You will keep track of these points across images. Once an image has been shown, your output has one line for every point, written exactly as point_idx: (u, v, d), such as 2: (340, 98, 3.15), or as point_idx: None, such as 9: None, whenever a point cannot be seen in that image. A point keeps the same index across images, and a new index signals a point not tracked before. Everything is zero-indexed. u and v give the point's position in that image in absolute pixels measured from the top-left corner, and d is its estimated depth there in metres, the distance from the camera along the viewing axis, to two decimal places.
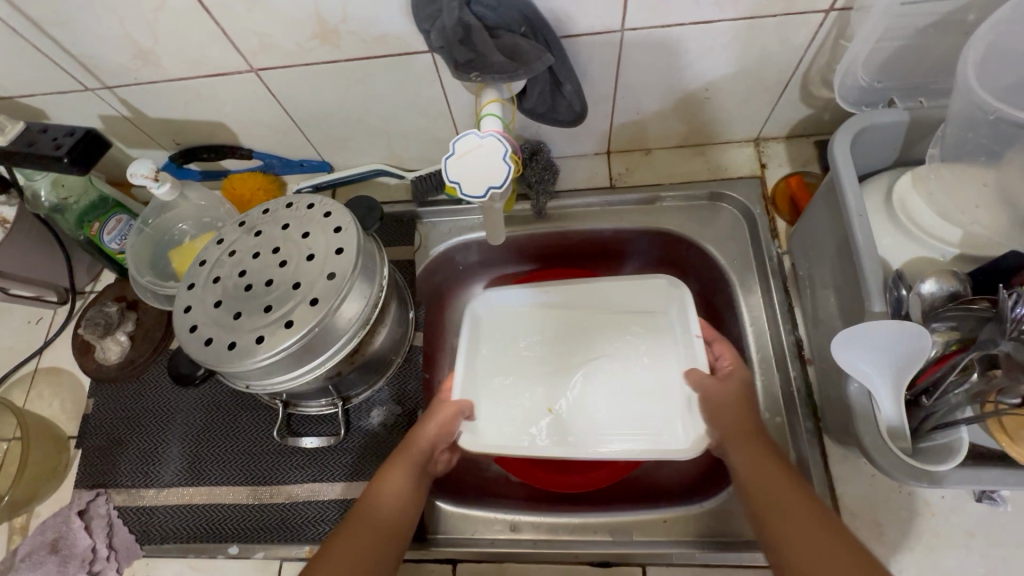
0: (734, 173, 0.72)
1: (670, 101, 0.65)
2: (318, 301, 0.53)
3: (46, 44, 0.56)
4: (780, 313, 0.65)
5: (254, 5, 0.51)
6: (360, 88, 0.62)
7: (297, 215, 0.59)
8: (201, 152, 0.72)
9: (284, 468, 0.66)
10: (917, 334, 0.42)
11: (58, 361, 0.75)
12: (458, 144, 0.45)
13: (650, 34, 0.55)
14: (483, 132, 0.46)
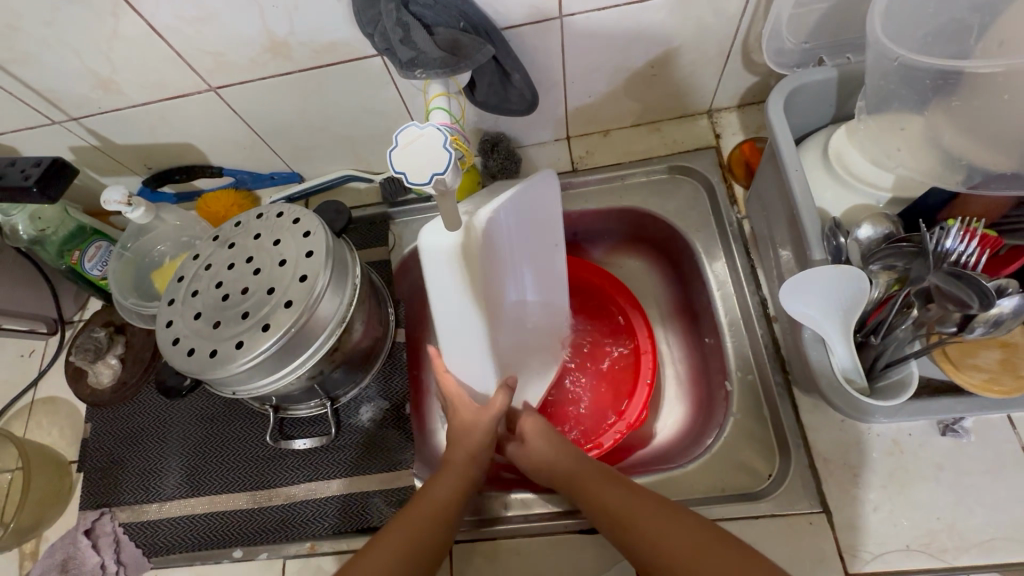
0: (691, 145, 0.74)
1: (619, 80, 0.67)
2: (292, 303, 0.55)
3: (7, 82, 0.58)
4: (744, 276, 0.67)
5: (203, 25, 0.53)
6: (318, 97, 0.64)
7: (268, 224, 0.61)
8: (172, 174, 0.74)
9: (280, 470, 0.68)
10: (856, 278, 0.44)
11: (53, 390, 0.76)
12: (399, 135, 0.46)
13: (588, 17, 0.57)
14: (426, 123, 0.47)
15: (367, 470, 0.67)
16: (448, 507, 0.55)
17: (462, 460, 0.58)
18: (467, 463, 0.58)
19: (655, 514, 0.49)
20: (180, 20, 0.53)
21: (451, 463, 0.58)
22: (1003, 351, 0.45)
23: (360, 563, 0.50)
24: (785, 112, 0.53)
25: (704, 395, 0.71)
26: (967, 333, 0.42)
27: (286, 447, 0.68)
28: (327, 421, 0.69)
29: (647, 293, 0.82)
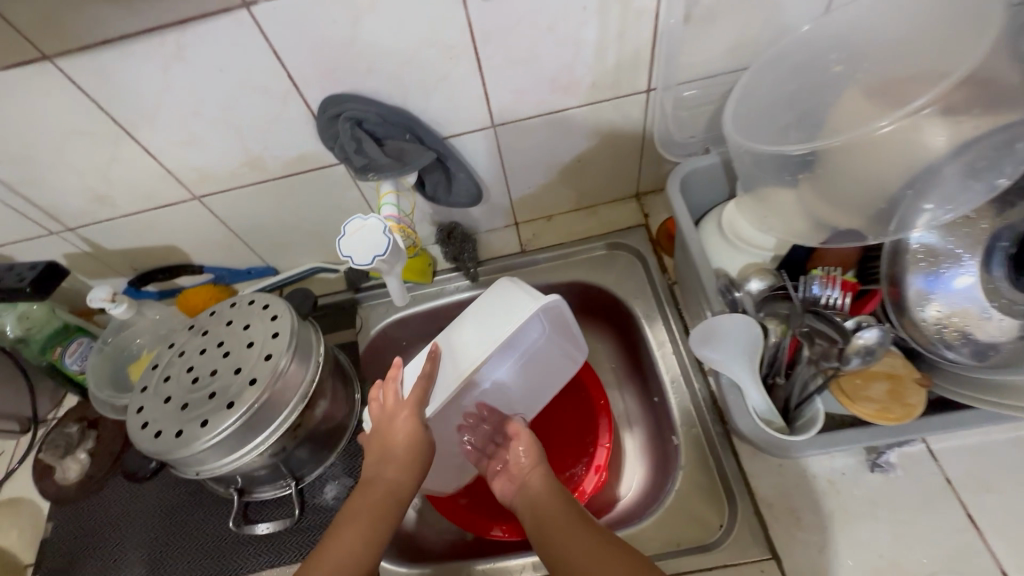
0: (624, 225, 0.84)
1: (554, 173, 0.78)
2: (256, 380, 0.59)
3: (14, 200, 0.67)
4: (679, 335, 0.73)
5: (190, 146, 0.63)
6: (290, 201, 0.74)
7: (240, 311, 0.67)
8: (155, 274, 0.81)
9: (242, 558, 0.68)
10: (731, 321, 0.51)
11: (17, 491, 0.76)
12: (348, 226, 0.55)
13: (517, 125, 0.69)
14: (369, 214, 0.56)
15: None
16: (349, 561, 0.52)
17: (378, 507, 0.56)
18: (381, 511, 0.56)
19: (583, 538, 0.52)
20: (171, 144, 0.63)
21: (360, 513, 0.55)
22: (889, 381, 0.50)
23: None
24: (683, 191, 0.63)
25: (660, 453, 0.74)
26: (846, 363, 0.48)
27: (249, 532, 0.68)
28: (291, 502, 0.70)
29: (601, 361, 0.87)
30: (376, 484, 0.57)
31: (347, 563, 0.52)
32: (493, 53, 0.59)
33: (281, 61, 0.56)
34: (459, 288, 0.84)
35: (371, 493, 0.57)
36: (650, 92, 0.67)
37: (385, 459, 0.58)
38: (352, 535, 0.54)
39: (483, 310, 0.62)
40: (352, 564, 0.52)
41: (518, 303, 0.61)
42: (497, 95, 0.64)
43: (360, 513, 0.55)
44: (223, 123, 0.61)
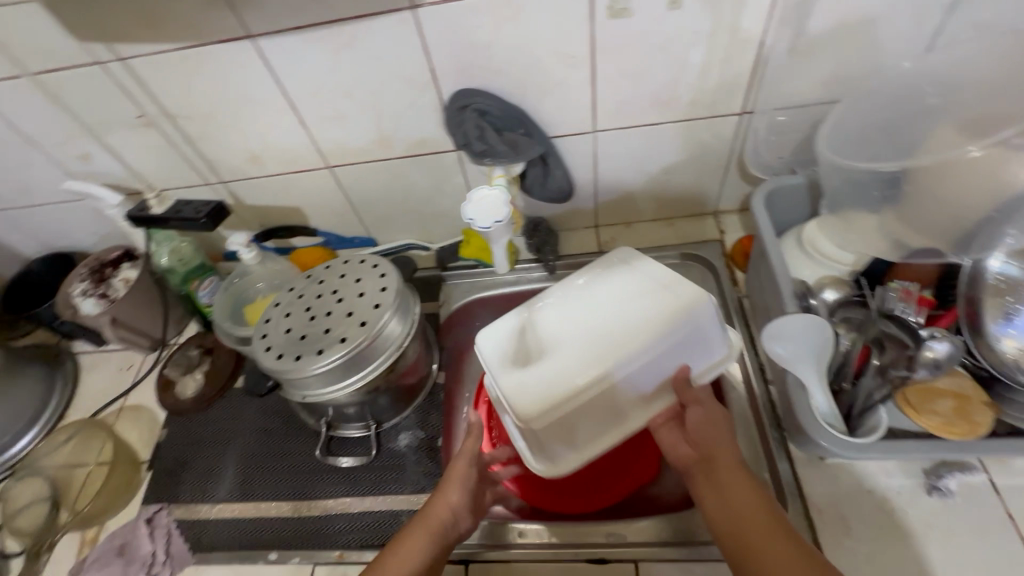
0: (699, 238, 0.89)
1: (640, 182, 0.85)
2: (367, 323, 0.69)
3: (187, 152, 0.79)
4: (744, 344, 0.77)
5: (337, 121, 0.75)
6: (404, 179, 0.84)
7: (353, 267, 0.77)
8: (277, 231, 0.91)
9: (323, 483, 0.76)
10: (794, 321, 0.56)
11: (140, 399, 0.89)
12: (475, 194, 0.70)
13: (615, 133, 0.76)
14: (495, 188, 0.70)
15: (396, 488, 0.75)
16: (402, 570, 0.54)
17: (438, 521, 0.58)
18: (441, 526, 0.58)
19: (754, 518, 0.51)
20: (322, 118, 0.74)
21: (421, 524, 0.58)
22: (955, 400, 0.53)
23: None
24: (766, 206, 0.68)
25: None
26: (916, 373, 0.54)
27: (331, 463, 0.77)
28: (369, 444, 0.79)
29: None
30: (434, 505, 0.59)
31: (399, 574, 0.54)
32: (607, 66, 0.67)
33: (428, 57, 0.66)
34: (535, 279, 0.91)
35: (428, 511, 0.59)
36: (743, 115, 0.73)
37: (444, 487, 0.60)
38: (414, 544, 0.56)
39: (597, 280, 0.65)
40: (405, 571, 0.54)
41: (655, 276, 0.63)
42: (604, 103, 0.72)
43: (421, 522, 0.58)
44: (369, 105, 0.72)
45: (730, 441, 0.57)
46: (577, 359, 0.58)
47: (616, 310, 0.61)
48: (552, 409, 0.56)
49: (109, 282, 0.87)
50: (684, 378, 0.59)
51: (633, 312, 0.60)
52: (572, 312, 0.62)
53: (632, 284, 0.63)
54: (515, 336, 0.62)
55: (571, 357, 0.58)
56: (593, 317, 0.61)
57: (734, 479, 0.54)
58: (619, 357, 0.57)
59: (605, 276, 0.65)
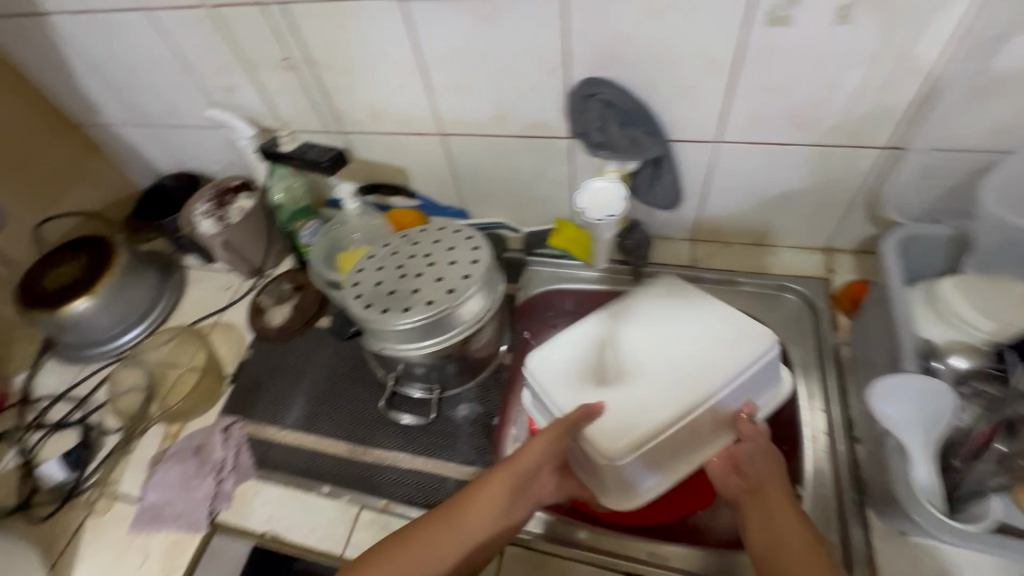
0: (803, 273, 0.84)
1: (752, 202, 0.80)
2: (454, 290, 0.70)
3: (318, 100, 0.84)
4: (833, 394, 0.71)
5: (461, 91, 0.76)
6: (511, 158, 0.84)
7: (447, 235, 0.79)
8: (381, 187, 0.94)
9: (380, 434, 0.79)
10: (902, 381, 0.52)
11: (233, 318, 0.97)
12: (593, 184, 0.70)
13: (740, 147, 0.72)
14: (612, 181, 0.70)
15: (446, 454, 0.77)
16: (468, 518, 0.54)
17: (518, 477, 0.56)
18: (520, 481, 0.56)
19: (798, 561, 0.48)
20: (448, 86, 0.76)
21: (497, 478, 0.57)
22: None
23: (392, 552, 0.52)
24: (898, 252, 0.62)
25: None
26: None
27: (392, 417, 0.80)
28: (429, 406, 0.81)
29: None
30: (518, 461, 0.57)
31: (466, 521, 0.54)
32: (750, 76, 0.64)
33: (566, 41, 0.66)
34: (617, 283, 0.89)
35: (510, 466, 0.57)
36: (889, 150, 0.67)
37: (534, 445, 0.57)
38: (488, 495, 0.55)
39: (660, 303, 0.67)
40: (470, 521, 0.54)
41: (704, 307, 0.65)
42: (736, 114, 0.68)
43: (499, 476, 0.56)
44: (495, 80, 0.73)
45: (780, 474, 0.56)
46: (651, 393, 0.59)
47: (677, 343, 0.62)
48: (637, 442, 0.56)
49: (227, 207, 0.94)
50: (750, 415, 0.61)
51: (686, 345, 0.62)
52: (629, 341, 0.64)
53: (684, 314, 0.65)
54: (578, 359, 0.63)
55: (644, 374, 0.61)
56: (659, 357, 0.62)
57: (786, 521, 0.52)
58: (697, 388, 0.58)
59: (654, 304, 0.67)
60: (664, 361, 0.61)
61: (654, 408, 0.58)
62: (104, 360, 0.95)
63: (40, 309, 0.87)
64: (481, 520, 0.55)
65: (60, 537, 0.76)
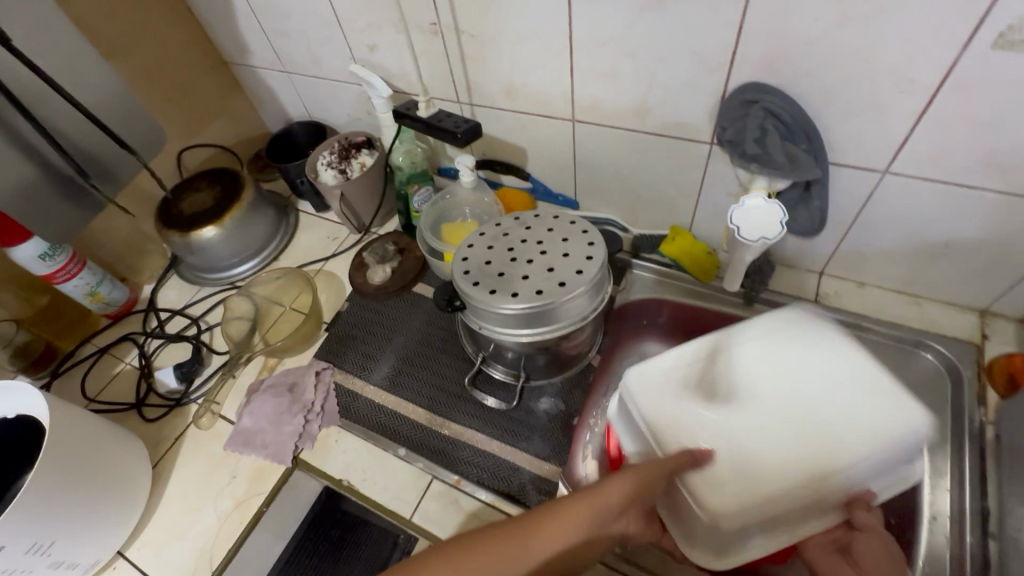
0: (950, 333, 0.74)
1: (906, 245, 0.71)
2: (565, 284, 0.68)
3: (456, 68, 0.83)
4: (969, 477, 0.63)
5: (606, 79, 0.72)
6: (640, 155, 0.80)
7: (561, 224, 0.77)
8: (496, 164, 0.94)
9: (460, 410, 0.80)
10: None
11: (336, 269, 1.00)
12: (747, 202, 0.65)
13: (913, 182, 0.64)
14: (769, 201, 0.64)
15: (522, 444, 0.76)
16: (539, 545, 0.47)
17: (600, 515, 0.50)
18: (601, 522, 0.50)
19: None
20: (593, 72, 0.72)
21: (577, 509, 0.50)
22: None
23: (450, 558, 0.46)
24: None
25: None
26: None
27: (474, 395, 0.80)
28: (512, 392, 0.80)
29: None
30: (602, 496, 0.50)
31: (538, 547, 0.47)
32: (951, 105, 0.56)
33: (738, 39, 0.60)
34: (723, 307, 0.84)
35: (592, 499, 0.50)
36: None
37: (622, 484, 0.51)
38: (564, 526, 0.49)
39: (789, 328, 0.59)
40: (541, 548, 0.47)
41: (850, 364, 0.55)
42: (919, 145, 0.60)
43: (578, 507, 0.50)
44: (646, 71, 0.69)
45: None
46: (773, 451, 0.51)
47: (812, 395, 0.54)
48: (749, 506, 0.49)
49: (350, 161, 0.96)
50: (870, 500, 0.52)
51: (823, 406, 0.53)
52: (754, 381, 0.55)
53: (825, 362, 0.56)
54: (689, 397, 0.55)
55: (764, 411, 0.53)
56: (783, 394, 0.54)
57: None
58: (832, 456, 0.50)
59: (791, 345, 0.57)
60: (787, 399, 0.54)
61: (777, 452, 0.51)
62: (218, 286, 1.02)
63: (174, 230, 0.94)
64: (552, 546, 0.48)
65: (164, 440, 0.83)
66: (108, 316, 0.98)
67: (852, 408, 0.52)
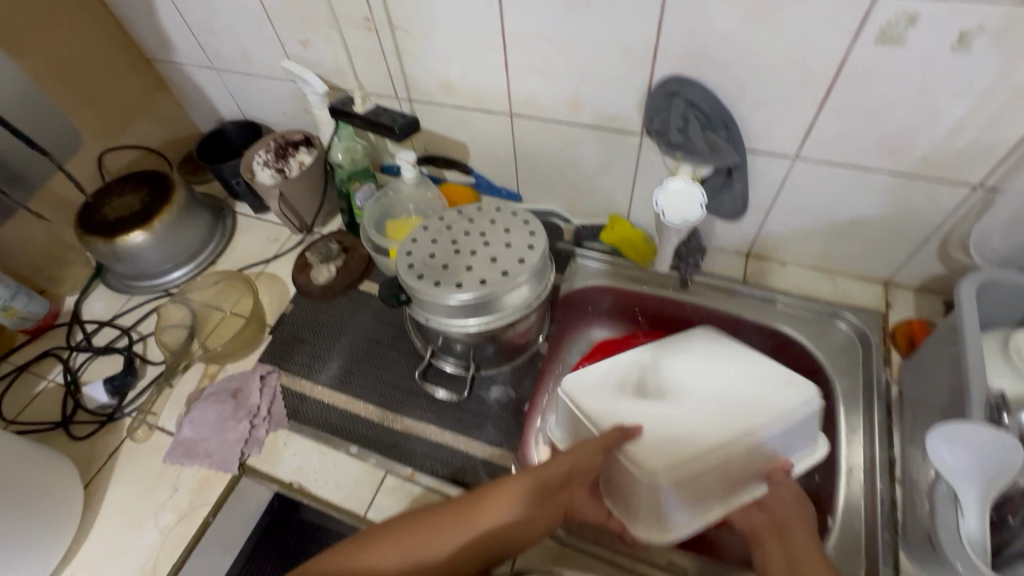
0: (860, 303, 0.82)
1: (818, 224, 0.78)
2: (508, 273, 0.70)
3: (392, 64, 0.83)
4: (878, 431, 0.70)
5: (539, 73, 0.75)
6: (577, 147, 0.83)
7: (503, 216, 0.78)
8: (438, 159, 0.96)
9: (411, 404, 0.80)
10: (973, 428, 0.49)
11: (277, 272, 0.98)
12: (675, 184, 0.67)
13: (819, 165, 0.70)
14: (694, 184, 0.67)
15: (474, 433, 0.77)
16: (475, 518, 0.53)
17: (535, 486, 0.56)
18: (535, 492, 0.56)
19: None
20: (527, 66, 0.75)
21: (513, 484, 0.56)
22: None
23: (385, 542, 0.52)
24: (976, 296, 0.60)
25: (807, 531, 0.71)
26: None
27: (426, 389, 0.81)
28: (463, 383, 0.81)
29: None
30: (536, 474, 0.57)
31: (473, 520, 0.53)
32: (846, 94, 0.61)
33: (659, 34, 0.64)
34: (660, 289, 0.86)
35: (527, 478, 0.56)
36: (978, 189, 0.65)
37: (559, 461, 0.58)
38: (499, 501, 0.54)
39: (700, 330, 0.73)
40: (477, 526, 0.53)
41: (754, 359, 0.67)
42: (822, 131, 0.66)
43: (512, 484, 0.56)
44: (577, 65, 0.71)
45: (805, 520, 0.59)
46: (698, 433, 0.60)
47: (720, 385, 0.65)
48: (673, 461, 0.58)
49: (287, 159, 0.94)
50: (784, 467, 0.63)
51: (732, 396, 0.64)
52: (679, 381, 0.66)
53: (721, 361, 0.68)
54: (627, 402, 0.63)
55: (683, 404, 0.63)
56: (702, 400, 0.63)
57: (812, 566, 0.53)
58: (747, 420, 0.61)
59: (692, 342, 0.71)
60: (694, 394, 0.64)
61: (695, 433, 0.60)
62: (150, 294, 0.97)
63: (98, 237, 0.89)
64: (484, 520, 0.54)
65: (97, 458, 0.78)
66: (25, 332, 0.92)
67: (763, 399, 0.63)
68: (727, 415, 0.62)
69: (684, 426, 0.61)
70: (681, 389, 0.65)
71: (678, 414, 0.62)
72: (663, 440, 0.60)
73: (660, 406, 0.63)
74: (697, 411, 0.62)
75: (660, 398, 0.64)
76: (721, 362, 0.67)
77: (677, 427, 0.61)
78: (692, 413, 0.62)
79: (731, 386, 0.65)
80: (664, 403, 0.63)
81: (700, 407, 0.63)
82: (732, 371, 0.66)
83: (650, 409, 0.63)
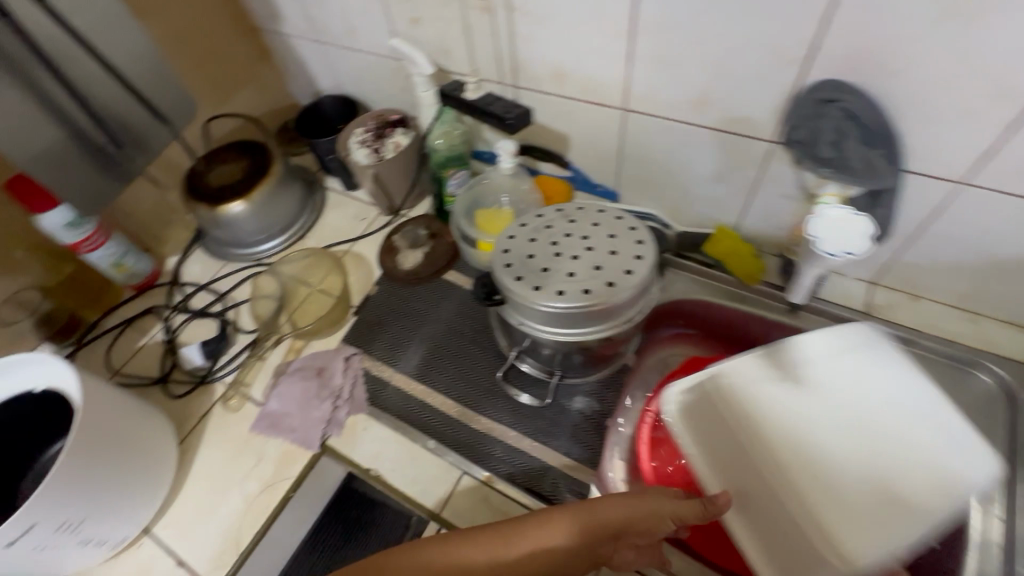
0: (1008, 353, 0.71)
1: (972, 261, 0.68)
2: (614, 284, 0.65)
3: (503, 48, 0.79)
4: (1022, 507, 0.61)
5: (666, 67, 0.68)
6: (693, 150, 0.76)
7: (607, 219, 0.74)
8: (534, 151, 0.91)
9: (491, 403, 0.78)
10: None
11: (364, 252, 0.98)
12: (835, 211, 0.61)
13: (992, 196, 0.60)
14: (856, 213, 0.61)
15: (554, 443, 0.74)
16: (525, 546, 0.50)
17: (598, 525, 0.51)
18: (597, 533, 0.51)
19: None
20: (653, 59, 0.68)
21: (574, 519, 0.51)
22: None
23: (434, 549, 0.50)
24: None
25: None
26: None
27: (508, 391, 0.78)
28: (546, 389, 0.78)
29: None
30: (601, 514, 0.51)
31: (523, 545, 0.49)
32: None
33: (821, 32, 0.56)
34: (766, 311, 0.82)
35: (592, 516, 0.51)
36: None
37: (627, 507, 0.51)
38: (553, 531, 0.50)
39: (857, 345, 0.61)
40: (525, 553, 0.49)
41: (904, 383, 0.57)
42: (1007, 157, 0.56)
43: (574, 520, 0.51)
44: (712, 62, 0.64)
45: None
46: (843, 457, 0.53)
47: (876, 412, 0.55)
48: (810, 484, 0.52)
49: (384, 140, 0.93)
50: None
51: (888, 420, 0.55)
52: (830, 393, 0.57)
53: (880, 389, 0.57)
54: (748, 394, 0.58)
55: (831, 422, 0.55)
56: (855, 424, 0.55)
57: None
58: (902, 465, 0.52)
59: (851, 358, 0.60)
60: (849, 413, 0.55)
61: (843, 463, 0.53)
62: (244, 262, 1.00)
63: (201, 204, 0.91)
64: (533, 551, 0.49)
65: (190, 418, 0.82)
66: (131, 287, 0.96)
67: (923, 430, 0.53)
68: (881, 443, 0.53)
69: (832, 451, 0.53)
70: (832, 405, 0.56)
71: (818, 426, 0.55)
72: (805, 458, 0.53)
73: (804, 421, 0.55)
74: (845, 431, 0.55)
75: (804, 415, 0.56)
76: (880, 389, 0.57)
77: (820, 451, 0.53)
78: (839, 433, 0.54)
79: (886, 424, 0.54)
80: (810, 419, 0.55)
81: (845, 426, 0.55)
82: (893, 407, 0.56)
83: (794, 418, 0.56)
